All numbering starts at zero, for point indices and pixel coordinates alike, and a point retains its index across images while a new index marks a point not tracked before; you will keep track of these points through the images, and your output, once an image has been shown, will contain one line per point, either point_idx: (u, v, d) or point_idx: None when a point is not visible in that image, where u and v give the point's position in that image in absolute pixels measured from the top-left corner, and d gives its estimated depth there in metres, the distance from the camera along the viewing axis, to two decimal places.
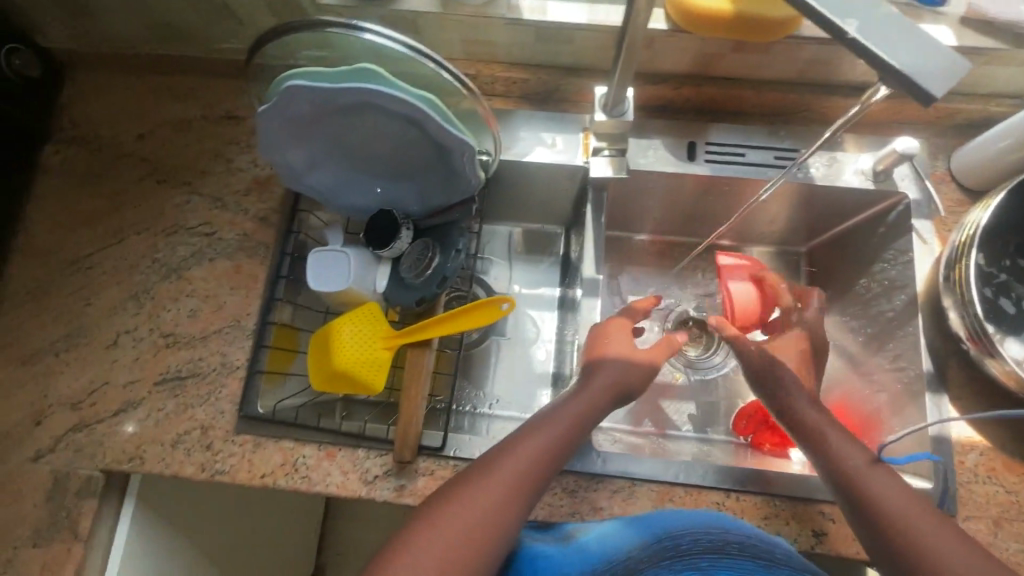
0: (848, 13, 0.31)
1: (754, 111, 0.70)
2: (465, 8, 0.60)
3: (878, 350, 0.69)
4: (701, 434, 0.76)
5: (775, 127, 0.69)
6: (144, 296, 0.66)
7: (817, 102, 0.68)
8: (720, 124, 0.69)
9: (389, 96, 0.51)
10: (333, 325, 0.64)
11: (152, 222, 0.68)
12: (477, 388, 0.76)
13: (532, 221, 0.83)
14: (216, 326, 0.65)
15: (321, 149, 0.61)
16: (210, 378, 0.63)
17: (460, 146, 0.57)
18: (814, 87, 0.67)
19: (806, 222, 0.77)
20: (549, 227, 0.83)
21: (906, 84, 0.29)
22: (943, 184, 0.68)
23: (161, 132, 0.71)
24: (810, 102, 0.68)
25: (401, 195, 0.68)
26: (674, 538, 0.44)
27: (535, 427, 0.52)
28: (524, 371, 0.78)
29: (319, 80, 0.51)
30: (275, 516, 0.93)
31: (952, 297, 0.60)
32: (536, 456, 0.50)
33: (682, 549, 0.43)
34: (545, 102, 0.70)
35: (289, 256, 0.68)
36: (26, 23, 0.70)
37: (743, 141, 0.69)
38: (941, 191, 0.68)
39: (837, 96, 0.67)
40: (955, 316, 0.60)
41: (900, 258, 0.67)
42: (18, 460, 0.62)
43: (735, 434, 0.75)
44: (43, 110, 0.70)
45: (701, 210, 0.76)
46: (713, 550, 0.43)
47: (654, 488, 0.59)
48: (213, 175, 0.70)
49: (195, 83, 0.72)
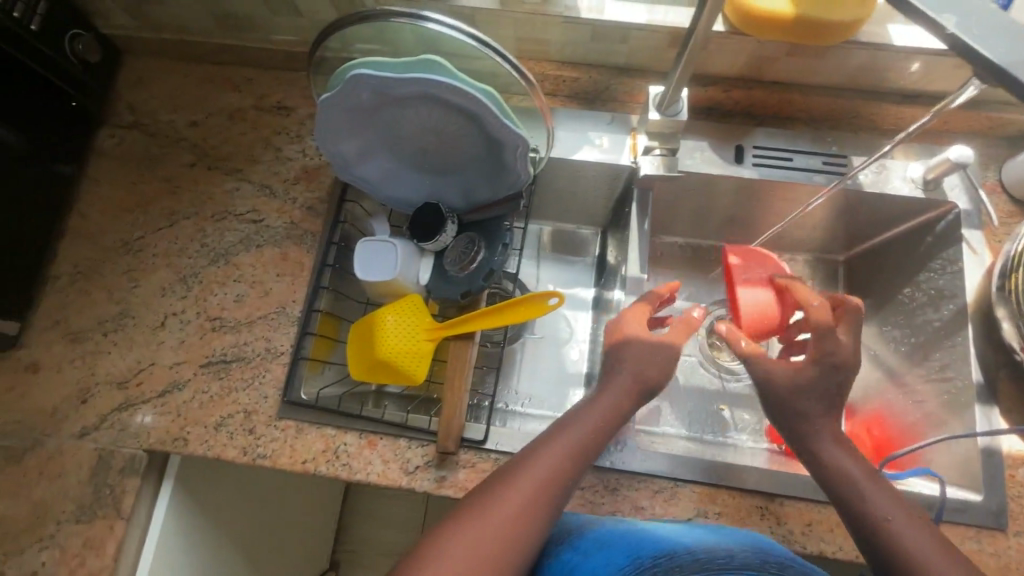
0: (945, 8, 0.31)
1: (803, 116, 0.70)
2: (524, 6, 0.61)
3: (922, 360, 0.69)
4: (733, 441, 0.75)
5: (823, 133, 0.69)
6: (192, 279, 0.67)
7: (868, 109, 0.67)
8: (765, 128, 0.69)
9: (450, 87, 0.51)
10: (377, 314, 0.65)
11: (202, 207, 0.70)
12: (510, 385, 0.76)
13: (567, 221, 0.83)
14: (262, 311, 0.66)
15: (374, 140, 0.62)
16: (255, 363, 0.64)
17: (515, 140, 0.57)
18: (865, 94, 0.67)
19: (849, 231, 0.77)
20: (583, 229, 0.83)
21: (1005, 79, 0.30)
22: (993, 195, 0.68)
23: (215, 121, 0.73)
24: (860, 108, 0.68)
25: (448, 189, 0.69)
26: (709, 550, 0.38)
27: (547, 441, 0.50)
28: (558, 370, 0.78)
29: (383, 69, 0.51)
30: (299, 508, 0.93)
31: (1006, 308, 0.60)
32: (550, 473, 0.48)
33: (719, 563, 0.37)
34: (592, 102, 0.70)
35: (335, 246, 0.68)
36: (90, 11, 0.72)
37: (789, 145, 0.68)
38: (992, 202, 0.68)
39: (889, 104, 0.67)
40: (1008, 326, 0.60)
41: (949, 267, 0.67)
42: (65, 436, 0.63)
43: (770, 442, 0.74)
44: (102, 96, 0.72)
45: (743, 214, 0.76)
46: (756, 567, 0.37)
47: (697, 489, 0.59)
48: (263, 163, 0.71)
49: (250, 74, 0.74)
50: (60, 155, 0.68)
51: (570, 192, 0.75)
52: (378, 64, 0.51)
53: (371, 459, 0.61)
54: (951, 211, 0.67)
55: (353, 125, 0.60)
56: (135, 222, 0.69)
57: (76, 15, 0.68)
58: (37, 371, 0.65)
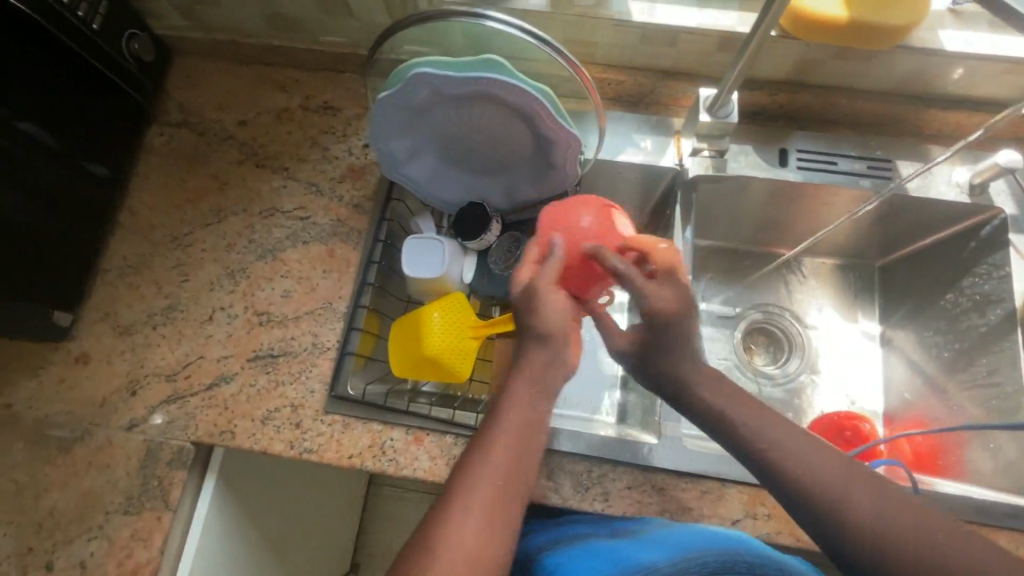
0: None
1: (846, 121, 0.70)
2: (577, 9, 0.62)
3: (966, 366, 0.69)
4: None
5: (867, 137, 0.70)
6: (240, 274, 0.68)
7: (912, 114, 0.68)
8: (805, 132, 0.69)
9: (511, 84, 0.52)
10: (423, 309, 0.65)
11: (250, 203, 0.71)
12: None
13: None
14: (309, 306, 0.66)
15: (424, 139, 0.63)
16: (302, 358, 0.65)
17: (567, 139, 0.58)
18: (910, 99, 0.68)
19: (888, 236, 0.77)
20: None
21: None
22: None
23: (263, 119, 0.74)
24: (905, 113, 0.68)
25: (491, 189, 0.70)
26: None
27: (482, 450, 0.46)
28: (591, 372, 0.78)
29: (444, 68, 0.53)
30: (326, 507, 0.93)
31: None
32: (498, 484, 0.44)
33: None
34: (637, 104, 0.71)
35: (382, 243, 0.69)
36: (145, 12, 0.74)
37: (833, 149, 0.69)
38: None
39: (934, 108, 0.67)
40: None
41: (995, 272, 0.67)
42: (113, 427, 0.63)
43: None
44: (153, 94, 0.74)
45: (783, 217, 0.76)
46: None
47: (745, 491, 0.58)
48: (310, 161, 0.72)
49: (298, 75, 0.76)
50: (114, 151, 0.69)
51: (610, 195, 0.75)
52: (438, 64, 0.53)
53: (418, 454, 0.61)
54: (996, 216, 0.67)
55: (404, 125, 0.61)
56: (183, 217, 0.70)
57: (135, 16, 0.69)
58: (86, 363, 0.66)
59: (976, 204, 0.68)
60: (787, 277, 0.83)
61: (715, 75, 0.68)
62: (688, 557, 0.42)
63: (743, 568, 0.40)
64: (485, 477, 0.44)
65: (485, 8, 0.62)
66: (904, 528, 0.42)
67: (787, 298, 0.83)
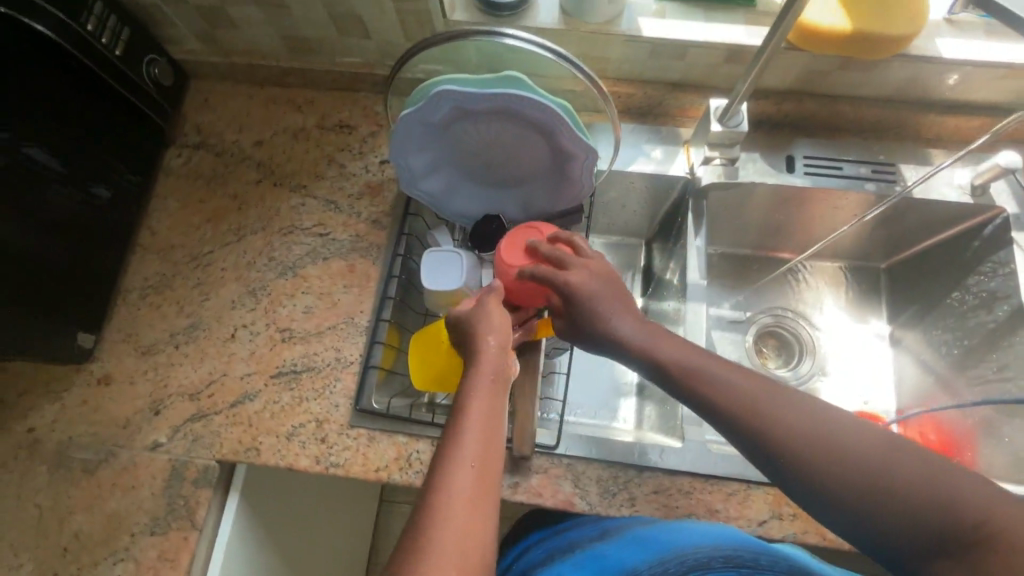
0: None
1: (850, 127, 0.72)
2: (587, 26, 0.64)
3: (975, 362, 0.70)
4: None
5: (869, 143, 0.72)
6: (260, 291, 0.69)
7: (912, 120, 0.70)
8: (809, 139, 0.72)
9: (532, 101, 0.54)
10: (443, 323, 0.65)
11: (269, 221, 0.72)
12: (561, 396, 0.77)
13: (613, 234, 0.83)
14: (331, 322, 0.67)
15: (442, 153, 0.65)
16: (324, 373, 0.65)
17: (584, 154, 0.60)
18: (910, 104, 0.70)
19: (892, 237, 0.79)
20: (630, 240, 0.83)
21: None
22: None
23: (279, 139, 0.76)
24: (905, 119, 0.70)
25: (506, 202, 0.71)
26: (681, 557, 0.46)
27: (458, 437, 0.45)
28: (607, 379, 0.79)
29: (467, 85, 0.54)
30: (343, 523, 0.92)
31: None
32: (480, 467, 0.43)
33: (694, 565, 0.45)
34: (646, 116, 0.73)
35: (401, 257, 0.70)
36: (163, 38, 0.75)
37: (837, 155, 0.71)
38: None
39: (933, 113, 0.70)
40: None
41: (1000, 270, 0.69)
42: (136, 449, 0.63)
43: None
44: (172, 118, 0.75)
45: (791, 222, 0.78)
46: (725, 562, 0.45)
47: (770, 491, 0.59)
48: (327, 179, 0.73)
49: (313, 96, 0.78)
50: (134, 173, 0.70)
51: (622, 204, 0.77)
52: (462, 80, 0.54)
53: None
54: (997, 215, 0.69)
55: (423, 140, 0.63)
56: (202, 237, 0.71)
57: (154, 42, 0.71)
58: (109, 384, 0.66)
59: (978, 203, 0.70)
60: (795, 280, 0.85)
61: (722, 86, 0.70)
62: (668, 555, 0.46)
63: (718, 562, 0.45)
64: (456, 471, 0.43)
65: (500, 28, 0.64)
66: (894, 463, 0.40)
67: (796, 301, 0.85)
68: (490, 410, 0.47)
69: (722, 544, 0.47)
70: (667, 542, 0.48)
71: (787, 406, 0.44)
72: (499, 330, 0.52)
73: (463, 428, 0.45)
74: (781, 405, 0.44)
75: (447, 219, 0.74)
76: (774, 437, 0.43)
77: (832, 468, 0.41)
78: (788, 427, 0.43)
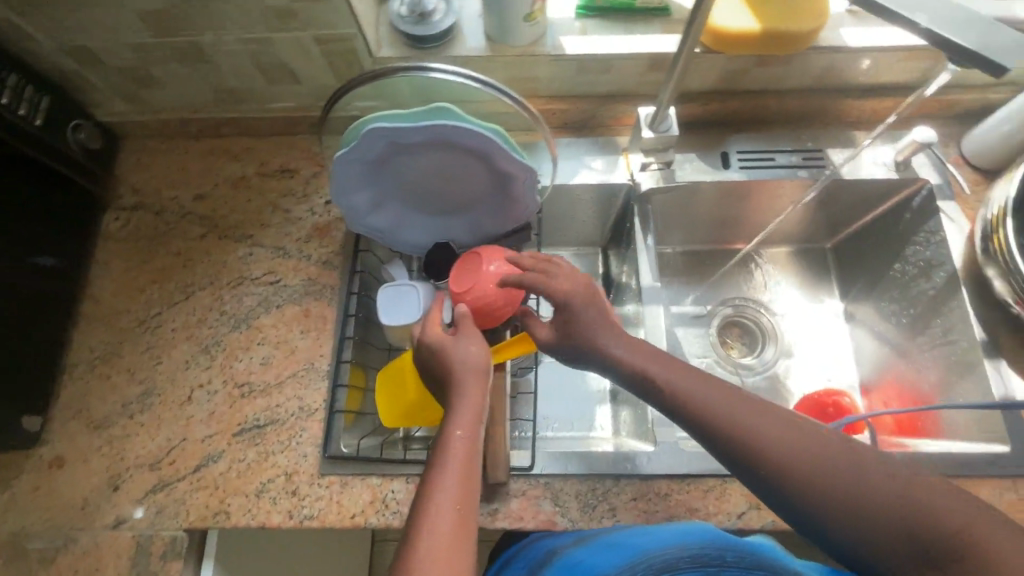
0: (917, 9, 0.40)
1: (777, 119, 0.75)
2: (512, 50, 0.65)
3: (924, 329, 0.73)
4: None
5: (796, 132, 0.75)
6: (215, 348, 0.67)
7: (833, 106, 0.74)
8: (741, 134, 0.75)
9: (464, 130, 0.55)
10: (406, 357, 0.65)
11: (217, 275, 0.70)
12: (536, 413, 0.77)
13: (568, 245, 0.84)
14: (290, 370, 0.66)
15: (386, 188, 0.65)
16: (289, 424, 0.63)
17: (523, 174, 0.61)
18: (826, 93, 0.74)
19: (831, 220, 0.82)
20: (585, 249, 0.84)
21: (976, 59, 0.40)
22: (958, 168, 0.74)
23: (220, 191, 0.74)
24: (827, 106, 0.74)
25: (456, 228, 0.71)
26: (649, 559, 0.46)
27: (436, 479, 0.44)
28: (579, 390, 0.79)
29: (399, 121, 0.54)
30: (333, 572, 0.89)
31: (994, 266, 0.64)
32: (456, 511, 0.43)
33: (662, 567, 0.45)
34: (583, 129, 0.75)
35: (356, 295, 0.69)
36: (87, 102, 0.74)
37: (766, 147, 0.74)
38: (958, 174, 0.74)
39: (850, 99, 0.73)
40: (999, 284, 0.64)
41: (933, 238, 0.72)
42: (98, 530, 0.60)
43: None
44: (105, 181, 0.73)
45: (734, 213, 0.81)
46: (693, 561, 0.45)
47: (745, 483, 0.60)
48: (272, 225, 0.72)
49: (251, 144, 0.77)
50: (68, 242, 0.68)
51: (571, 216, 0.78)
52: (397, 115, 0.55)
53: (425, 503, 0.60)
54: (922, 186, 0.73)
55: (364, 177, 0.63)
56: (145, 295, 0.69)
57: (77, 108, 0.69)
58: (62, 465, 0.63)
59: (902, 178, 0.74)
60: (748, 269, 0.87)
61: (651, 93, 0.72)
62: (638, 559, 0.47)
63: (686, 563, 0.45)
64: (432, 516, 0.42)
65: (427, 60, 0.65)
66: (871, 487, 0.41)
67: (752, 289, 0.87)
68: (464, 455, 0.46)
69: (692, 542, 0.47)
70: (642, 547, 0.48)
71: (795, 439, 0.44)
72: (476, 363, 0.51)
73: (436, 479, 0.44)
74: (784, 435, 0.45)
75: (399, 251, 0.73)
76: (778, 466, 0.44)
77: (830, 493, 0.42)
78: (788, 453, 0.44)
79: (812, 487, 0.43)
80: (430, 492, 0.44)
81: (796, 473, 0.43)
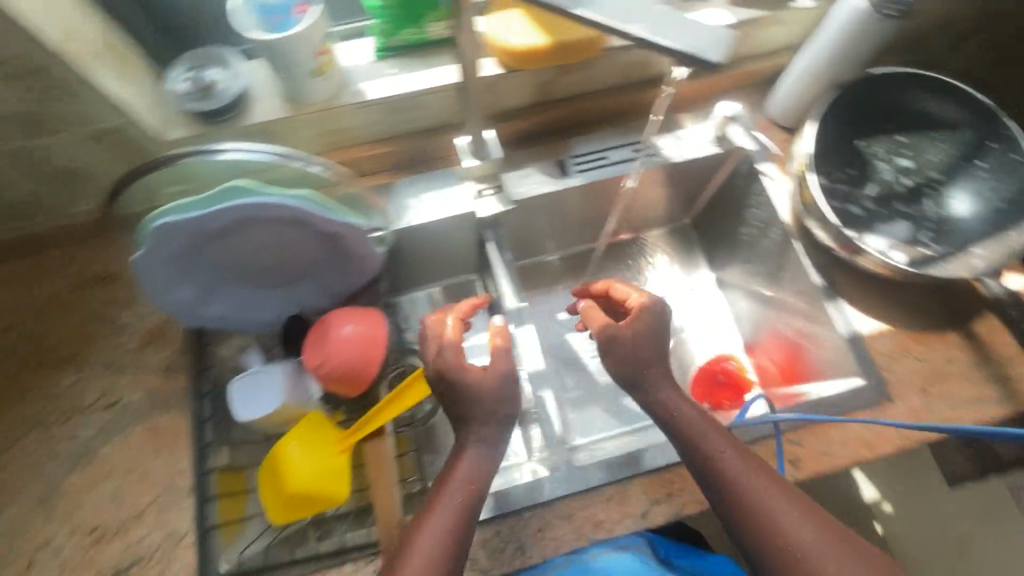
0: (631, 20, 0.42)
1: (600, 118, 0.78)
2: (312, 106, 0.63)
3: (778, 283, 0.78)
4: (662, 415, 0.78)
5: (622, 127, 0.78)
6: (53, 496, 0.59)
7: (647, 97, 0.77)
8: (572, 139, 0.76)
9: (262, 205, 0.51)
10: (278, 448, 0.60)
11: (41, 413, 0.62)
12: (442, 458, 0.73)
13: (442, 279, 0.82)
14: (148, 497, 0.59)
15: (209, 277, 0.60)
16: (155, 558, 0.57)
17: (342, 228, 0.57)
18: (627, 84, 0.76)
19: (677, 200, 0.86)
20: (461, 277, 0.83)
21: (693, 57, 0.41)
22: (770, 130, 0.80)
23: (31, 317, 0.66)
24: (641, 97, 0.77)
25: (306, 295, 0.67)
26: None
27: None
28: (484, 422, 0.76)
29: (188, 210, 0.50)
30: None
31: (813, 216, 0.69)
32: None
33: None
34: (417, 166, 0.73)
35: (207, 396, 0.65)
36: None
37: (589, 148, 0.76)
38: (771, 135, 0.79)
39: (650, 87, 0.76)
40: (821, 232, 0.68)
41: (763, 198, 0.76)
42: None
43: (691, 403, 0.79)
44: None
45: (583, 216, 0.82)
46: None
47: (644, 481, 0.60)
48: (99, 341, 0.65)
49: (59, 256, 0.69)
50: None
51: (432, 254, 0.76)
52: (176, 214, 0.50)
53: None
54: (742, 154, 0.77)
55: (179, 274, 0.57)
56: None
57: None
58: None
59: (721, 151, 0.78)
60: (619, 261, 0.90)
61: None
62: None
63: None
64: None
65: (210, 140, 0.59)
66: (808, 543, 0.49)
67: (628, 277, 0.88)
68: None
69: None
70: None
71: (796, 519, 0.49)
72: (473, 473, 0.53)
73: (410, 559, 0.48)
74: (789, 513, 0.50)
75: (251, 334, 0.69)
76: (762, 527, 0.50)
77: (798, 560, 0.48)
78: (775, 526, 0.49)
79: (780, 552, 0.49)
80: (420, 541, 0.49)
81: (774, 539, 0.49)
